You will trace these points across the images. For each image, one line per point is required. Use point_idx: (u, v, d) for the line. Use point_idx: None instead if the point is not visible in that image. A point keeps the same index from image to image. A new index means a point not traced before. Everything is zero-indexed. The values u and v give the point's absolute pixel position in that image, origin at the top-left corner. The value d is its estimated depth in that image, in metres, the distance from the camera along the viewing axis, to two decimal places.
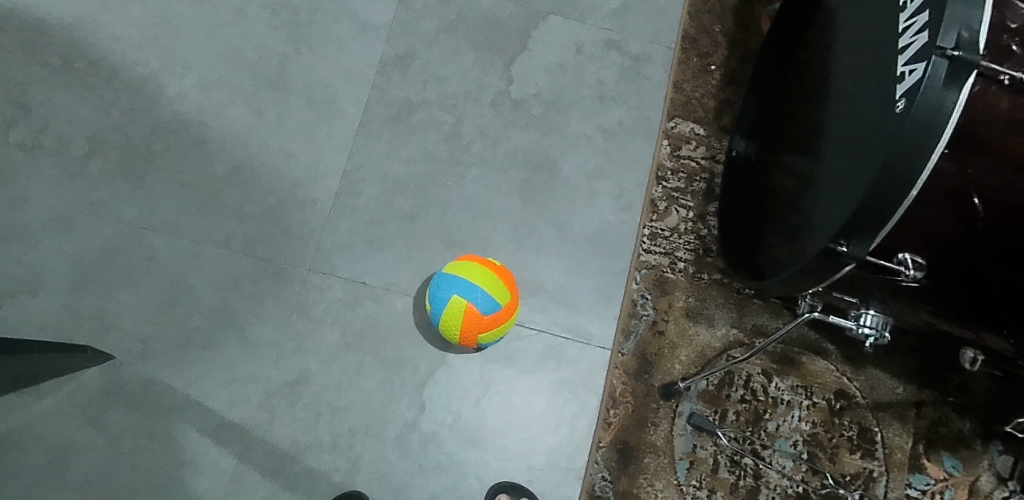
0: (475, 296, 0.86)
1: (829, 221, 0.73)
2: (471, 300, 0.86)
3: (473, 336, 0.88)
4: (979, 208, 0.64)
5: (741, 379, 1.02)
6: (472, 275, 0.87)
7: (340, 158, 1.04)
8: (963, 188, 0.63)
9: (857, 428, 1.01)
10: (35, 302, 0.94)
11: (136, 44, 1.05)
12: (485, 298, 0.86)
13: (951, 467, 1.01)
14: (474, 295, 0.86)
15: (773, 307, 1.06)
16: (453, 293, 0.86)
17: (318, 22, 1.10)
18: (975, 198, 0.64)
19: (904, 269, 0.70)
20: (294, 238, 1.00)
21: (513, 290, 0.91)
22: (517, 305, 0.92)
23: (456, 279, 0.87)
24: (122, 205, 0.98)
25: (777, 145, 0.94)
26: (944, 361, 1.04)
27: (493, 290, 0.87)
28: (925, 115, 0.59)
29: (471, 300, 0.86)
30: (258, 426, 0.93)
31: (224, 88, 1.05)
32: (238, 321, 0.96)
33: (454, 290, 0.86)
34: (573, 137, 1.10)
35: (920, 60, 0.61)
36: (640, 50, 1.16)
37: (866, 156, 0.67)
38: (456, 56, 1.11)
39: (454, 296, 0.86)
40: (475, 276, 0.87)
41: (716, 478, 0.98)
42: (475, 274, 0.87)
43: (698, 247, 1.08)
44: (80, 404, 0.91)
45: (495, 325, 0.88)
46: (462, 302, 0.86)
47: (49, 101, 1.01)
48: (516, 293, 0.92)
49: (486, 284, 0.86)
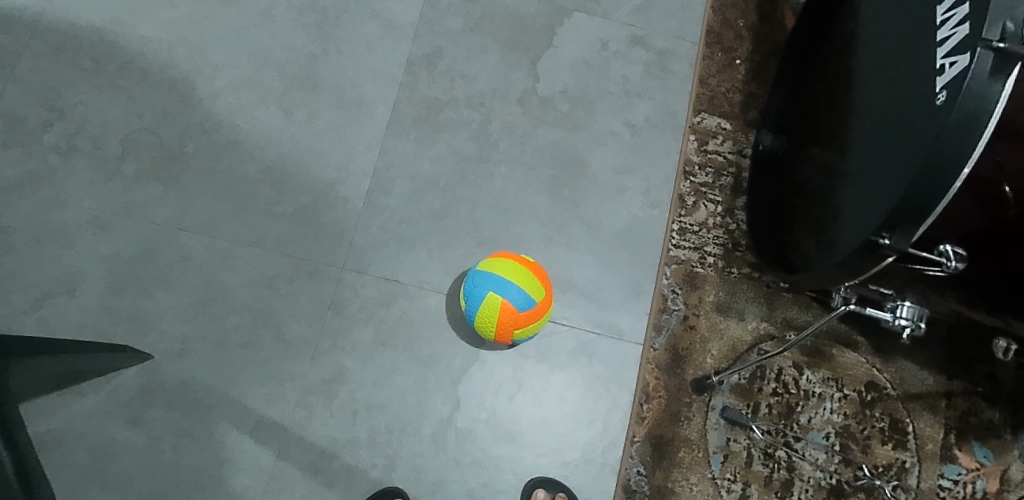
0: (511, 293, 0.86)
1: (864, 214, 0.72)
2: (506, 297, 0.86)
3: (508, 334, 0.88)
4: (1010, 198, 0.64)
5: (772, 373, 1.03)
6: (507, 272, 0.87)
7: (370, 157, 1.05)
8: (997, 178, 0.63)
9: (889, 419, 1.02)
10: (73, 303, 0.95)
11: (165, 46, 1.06)
12: (522, 296, 0.86)
13: (982, 456, 1.01)
14: (509, 292, 0.86)
15: (803, 300, 1.06)
16: (489, 290, 0.86)
17: (345, 21, 1.10)
18: (1004, 187, 0.64)
19: (946, 261, 0.67)
20: (327, 237, 1.01)
21: (547, 286, 0.91)
22: (551, 301, 0.92)
23: (491, 277, 0.87)
24: (156, 206, 0.99)
25: (804, 138, 0.94)
26: (973, 351, 1.05)
27: (528, 287, 0.87)
28: (970, 106, 0.58)
29: (507, 298, 0.86)
30: (296, 423, 0.94)
31: (255, 89, 1.05)
32: (273, 320, 0.97)
33: (489, 288, 0.86)
34: (601, 133, 1.10)
35: (963, 52, 0.60)
36: (665, 45, 1.16)
37: (905, 148, 0.66)
38: (482, 54, 1.11)
39: (489, 293, 0.86)
40: (510, 273, 0.87)
41: (750, 470, 0.99)
42: (510, 271, 0.87)
43: (726, 241, 1.08)
44: (120, 403, 0.92)
45: (530, 321, 0.88)
46: (498, 299, 0.86)
47: (82, 103, 1.01)
48: (550, 290, 0.92)
49: (521, 281, 0.86)
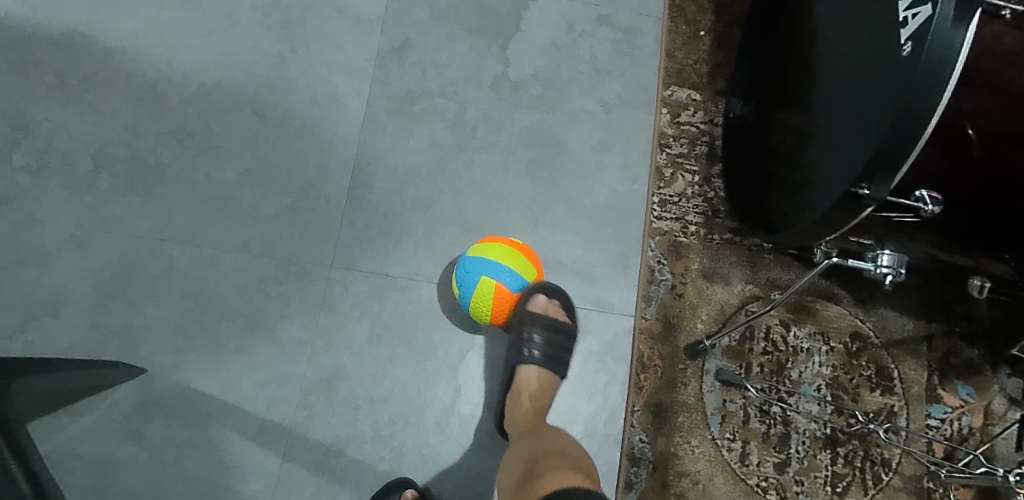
0: (508, 276, 0.86)
1: (840, 168, 0.74)
2: (500, 280, 0.86)
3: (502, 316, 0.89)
4: (974, 139, 0.67)
5: (761, 332, 1.06)
6: (500, 256, 0.86)
7: (349, 153, 1.04)
8: (960, 121, 0.66)
9: (875, 367, 1.05)
10: (58, 323, 0.93)
11: (130, 55, 1.04)
12: (517, 278, 0.87)
13: (965, 394, 1.05)
14: (503, 275, 0.86)
15: (784, 260, 1.09)
16: (484, 276, 0.85)
17: (311, 19, 1.09)
18: (969, 130, 0.66)
19: (923, 206, 0.70)
20: (313, 237, 1.00)
21: (536, 263, 0.92)
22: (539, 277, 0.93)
23: (484, 261, 0.85)
24: (137, 219, 0.98)
25: (774, 102, 0.96)
26: (948, 294, 1.09)
27: (521, 267, 0.88)
28: (937, 54, 0.60)
29: (504, 281, 0.86)
30: (298, 424, 0.93)
31: (225, 94, 1.04)
32: (266, 323, 0.96)
33: (485, 274, 0.85)
34: (575, 113, 1.11)
35: (924, 4, 0.62)
36: (630, 23, 1.18)
37: (874, 99, 0.68)
38: (451, 42, 1.12)
39: (484, 279, 0.85)
40: (503, 256, 0.86)
41: (748, 428, 1.02)
42: (505, 253, 0.87)
43: (706, 209, 1.10)
44: (117, 419, 0.91)
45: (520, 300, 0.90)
46: (492, 283, 0.85)
47: (49, 120, 0.99)
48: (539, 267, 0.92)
49: (514, 263, 0.87)
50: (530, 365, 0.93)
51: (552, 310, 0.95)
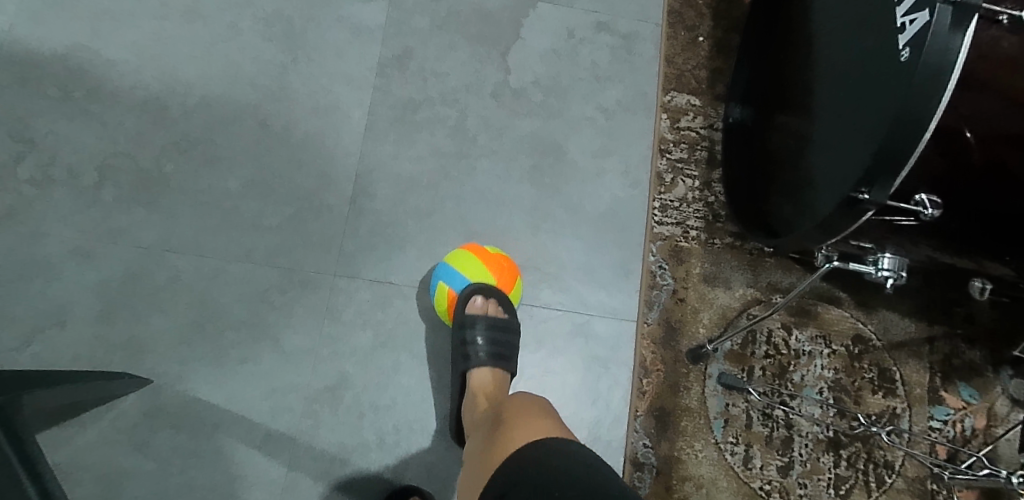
0: (458, 281, 0.94)
1: (839, 173, 0.74)
2: (452, 285, 0.94)
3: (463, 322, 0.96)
4: (972, 142, 0.67)
5: (763, 336, 1.06)
6: (454, 261, 0.95)
7: (351, 162, 1.05)
8: (957, 124, 0.66)
9: (877, 369, 1.06)
10: (64, 335, 0.94)
11: (133, 67, 1.05)
12: (469, 284, 0.94)
13: (967, 395, 1.06)
14: (455, 281, 0.94)
15: (785, 264, 1.10)
16: (439, 279, 0.95)
17: (313, 29, 1.10)
18: (967, 132, 0.67)
19: (923, 210, 0.71)
20: (316, 246, 1.01)
21: (506, 273, 0.96)
22: (509, 287, 0.97)
23: (443, 267, 0.96)
24: (141, 230, 0.98)
25: (772, 107, 0.96)
26: (950, 296, 1.09)
27: (475, 274, 0.95)
28: (935, 60, 0.60)
29: (454, 285, 0.94)
30: (304, 433, 0.94)
31: (228, 104, 1.05)
32: (270, 333, 0.97)
33: (440, 277, 0.96)
34: (576, 120, 1.12)
35: (921, 10, 0.63)
36: (629, 29, 1.19)
37: (872, 105, 0.69)
38: (452, 50, 1.12)
39: (439, 282, 0.95)
40: (459, 261, 0.95)
41: (751, 432, 1.02)
42: (460, 259, 0.95)
43: (707, 214, 1.11)
44: (123, 430, 0.91)
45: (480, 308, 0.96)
46: (445, 288, 0.95)
47: (54, 133, 1.00)
48: (508, 276, 0.96)
49: (468, 269, 0.95)
50: (481, 366, 0.92)
51: (490, 309, 0.94)
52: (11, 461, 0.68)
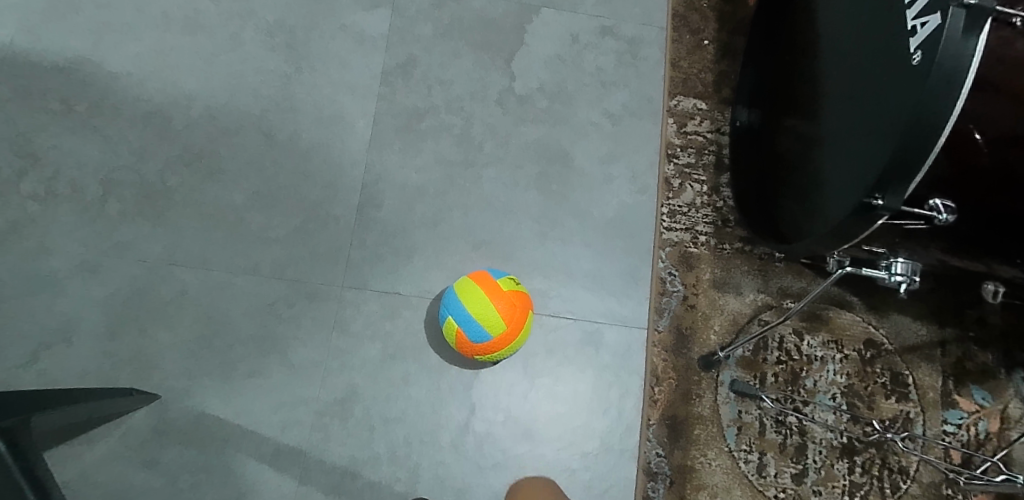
0: (468, 325, 0.85)
1: (852, 178, 0.73)
2: (462, 327, 0.85)
3: (470, 354, 0.89)
4: (983, 145, 0.67)
5: (775, 342, 1.05)
6: (467, 300, 0.85)
7: (357, 172, 1.04)
8: (965, 127, 0.65)
9: (889, 374, 1.05)
10: (69, 351, 0.92)
11: (135, 80, 1.04)
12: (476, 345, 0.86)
13: (981, 398, 1.05)
14: (466, 322, 0.85)
15: (795, 268, 1.09)
16: (449, 313, 0.87)
17: (315, 38, 1.09)
18: (976, 134, 0.66)
19: (937, 214, 0.69)
20: (323, 257, 1.00)
21: (518, 317, 0.86)
22: (521, 330, 0.87)
23: (455, 302, 0.86)
24: (146, 245, 0.97)
25: (780, 110, 0.96)
26: (961, 297, 1.08)
27: (486, 322, 0.84)
28: (949, 63, 0.60)
29: (463, 328, 0.85)
30: (314, 447, 0.93)
31: (232, 115, 1.04)
32: (279, 346, 0.96)
33: (451, 311, 0.87)
34: (583, 125, 1.11)
35: (933, 12, 0.62)
36: (634, 33, 1.18)
37: (885, 109, 0.68)
38: (455, 58, 1.11)
39: (450, 317, 0.87)
40: (471, 301, 0.85)
41: (764, 439, 1.01)
42: (472, 299, 0.84)
43: (716, 219, 1.10)
44: (132, 447, 0.90)
45: (490, 350, 0.87)
46: (455, 326, 0.86)
47: (56, 146, 0.99)
48: (521, 320, 0.87)
49: (479, 314, 0.84)
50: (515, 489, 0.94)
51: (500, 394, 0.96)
52: (12, 473, 0.67)
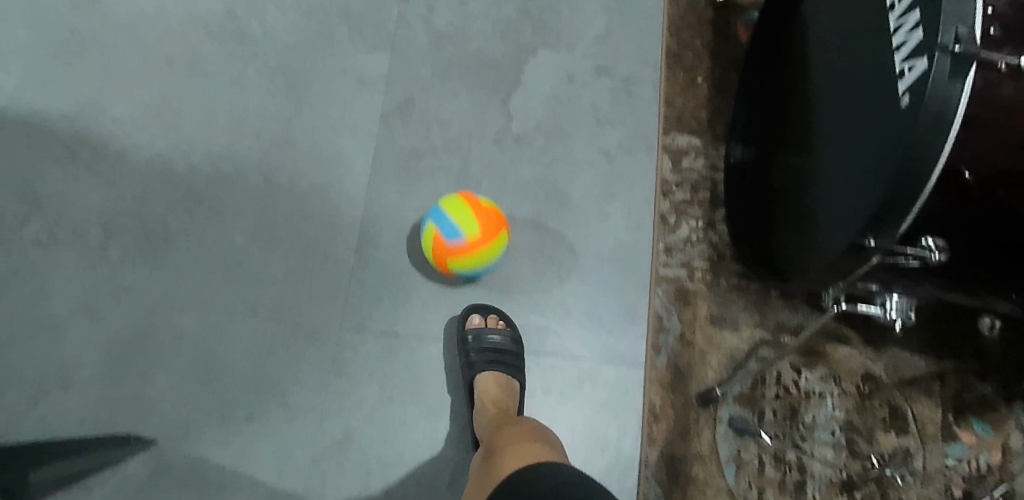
0: (446, 229, 0.89)
1: (846, 218, 0.74)
2: (439, 227, 0.89)
3: (447, 263, 0.93)
4: (974, 184, 0.66)
5: (772, 377, 1.05)
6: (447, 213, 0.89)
7: (356, 213, 1.05)
8: (953, 167, 0.64)
9: (887, 408, 1.05)
10: (68, 397, 0.93)
11: (138, 125, 1.05)
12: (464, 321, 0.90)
13: (981, 430, 1.04)
14: (442, 221, 0.89)
15: (792, 302, 1.09)
16: (429, 220, 0.91)
17: (316, 81, 1.11)
18: (965, 173, 0.65)
19: (929, 253, 0.69)
20: (322, 298, 1.01)
21: (495, 230, 0.91)
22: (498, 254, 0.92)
23: (435, 212, 0.91)
24: (146, 288, 0.98)
25: (774, 145, 0.97)
26: (957, 328, 1.08)
27: (461, 218, 0.89)
28: (935, 109, 0.58)
29: (440, 230, 0.89)
30: (311, 491, 0.93)
31: (233, 158, 1.05)
32: (278, 388, 0.96)
33: (430, 217, 0.91)
34: (578, 163, 1.13)
35: (920, 56, 0.61)
36: (628, 72, 1.20)
37: (875, 151, 0.68)
38: (453, 98, 1.13)
39: (428, 223, 0.91)
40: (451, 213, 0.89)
41: (763, 476, 1.01)
42: (453, 210, 0.89)
43: (712, 253, 1.11)
44: (129, 494, 0.90)
45: (466, 254, 0.91)
46: (433, 228, 0.90)
47: (60, 192, 1.01)
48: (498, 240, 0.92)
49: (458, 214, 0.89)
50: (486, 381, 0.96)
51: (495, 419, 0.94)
52: None
